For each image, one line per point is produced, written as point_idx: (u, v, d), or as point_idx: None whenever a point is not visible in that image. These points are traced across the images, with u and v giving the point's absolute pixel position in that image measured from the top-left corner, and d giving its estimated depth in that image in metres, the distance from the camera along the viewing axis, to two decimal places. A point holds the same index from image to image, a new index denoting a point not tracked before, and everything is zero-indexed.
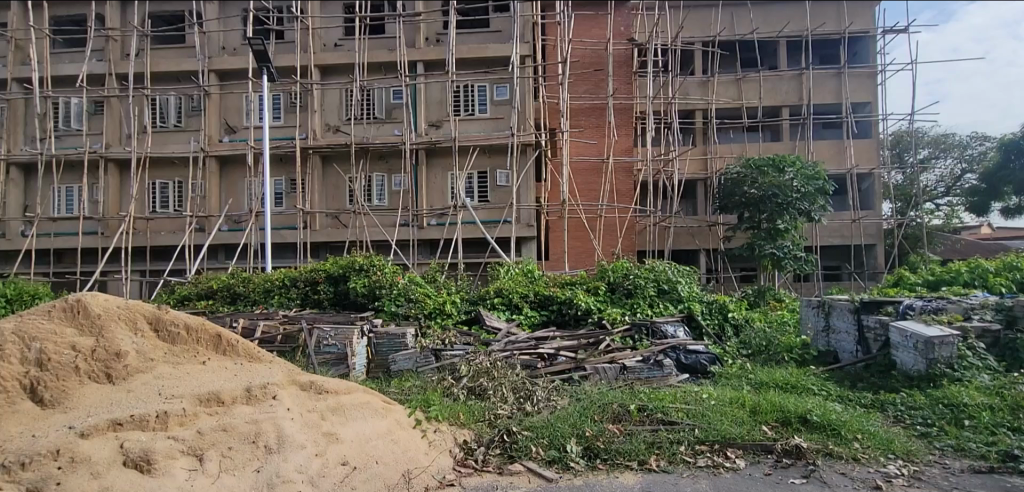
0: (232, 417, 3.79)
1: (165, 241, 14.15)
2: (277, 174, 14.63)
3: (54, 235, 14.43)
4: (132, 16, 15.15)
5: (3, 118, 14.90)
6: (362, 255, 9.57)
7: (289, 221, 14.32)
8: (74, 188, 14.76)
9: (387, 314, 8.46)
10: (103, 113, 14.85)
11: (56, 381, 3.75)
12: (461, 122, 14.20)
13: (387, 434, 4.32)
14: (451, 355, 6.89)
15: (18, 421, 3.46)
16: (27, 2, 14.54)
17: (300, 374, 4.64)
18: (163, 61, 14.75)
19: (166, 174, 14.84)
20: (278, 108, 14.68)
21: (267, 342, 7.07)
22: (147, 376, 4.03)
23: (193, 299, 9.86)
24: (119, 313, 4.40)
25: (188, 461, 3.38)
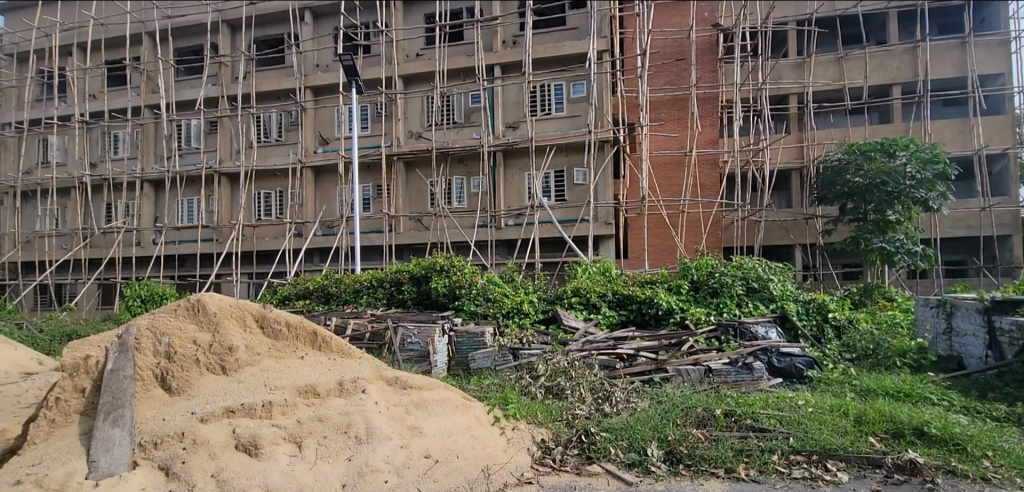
0: (327, 408, 4.09)
1: (269, 245, 15.50)
2: (365, 181, 15.54)
3: (179, 242, 16.29)
4: (240, 42, 16.77)
5: (138, 140, 17.08)
6: (443, 256, 9.93)
7: (376, 225, 15.14)
8: (194, 200, 16.58)
9: (467, 313, 8.71)
10: (216, 131, 16.54)
11: (181, 372, 4.25)
12: (537, 122, 14.28)
13: (467, 430, 4.46)
14: (529, 355, 6.96)
15: (152, 405, 3.97)
16: (156, 38, 16.57)
17: (387, 369, 4.90)
18: (266, 81, 16.17)
19: (269, 185, 16.25)
20: (366, 118, 15.58)
21: (357, 339, 7.54)
22: (255, 369, 4.46)
23: (293, 298, 10.75)
24: (231, 311, 4.86)
25: (289, 448, 3.70)
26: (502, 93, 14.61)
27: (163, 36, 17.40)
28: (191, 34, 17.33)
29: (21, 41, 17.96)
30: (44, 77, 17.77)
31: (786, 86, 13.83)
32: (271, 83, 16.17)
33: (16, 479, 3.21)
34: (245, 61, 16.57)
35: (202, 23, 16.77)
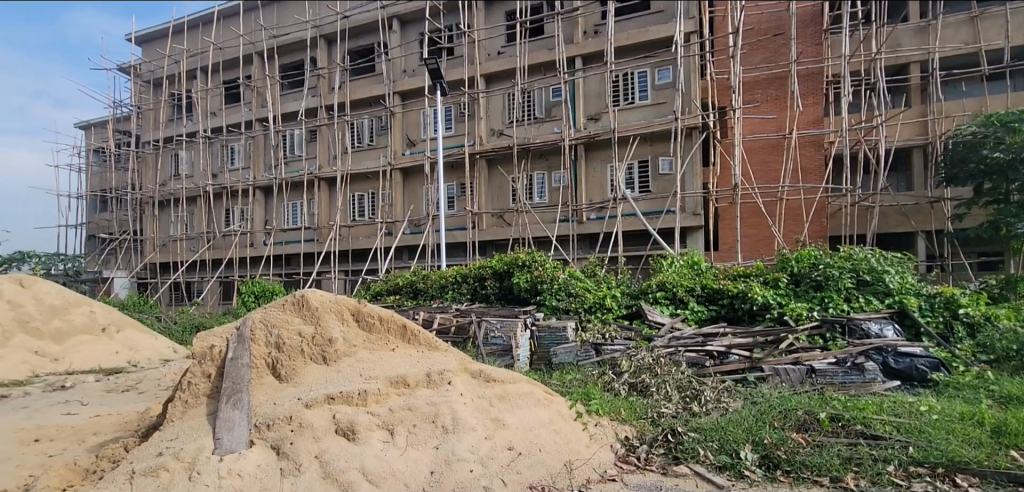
0: (416, 398, 4.31)
1: (363, 244, 16.53)
2: (450, 180, 16.07)
3: (285, 242, 17.85)
4: (336, 54, 17.98)
5: (250, 150, 18.90)
6: (525, 252, 10.03)
7: (460, 223, 15.63)
8: (297, 204, 18.08)
9: (549, 308, 8.74)
10: (315, 139, 17.88)
11: (288, 361, 4.66)
12: (620, 112, 13.95)
13: (550, 424, 4.48)
14: (612, 351, 6.85)
15: (265, 390, 4.41)
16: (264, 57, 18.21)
17: (472, 362, 5.06)
18: (359, 89, 17.21)
19: (363, 187, 17.32)
20: (450, 119, 16.10)
21: (443, 333, 7.83)
22: (352, 359, 4.80)
23: (384, 294, 11.41)
24: (331, 305, 5.19)
25: (382, 434, 3.95)
26: (583, 85, 14.44)
27: (270, 55, 19.11)
28: (294, 51, 18.86)
29: (157, 69, 20.54)
30: (175, 99, 20.21)
31: (905, 54, 12.36)
32: (363, 91, 17.19)
33: (158, 450, 3.68)
34: (340, 72, 17.75)
35: (303, 39, 18.20)
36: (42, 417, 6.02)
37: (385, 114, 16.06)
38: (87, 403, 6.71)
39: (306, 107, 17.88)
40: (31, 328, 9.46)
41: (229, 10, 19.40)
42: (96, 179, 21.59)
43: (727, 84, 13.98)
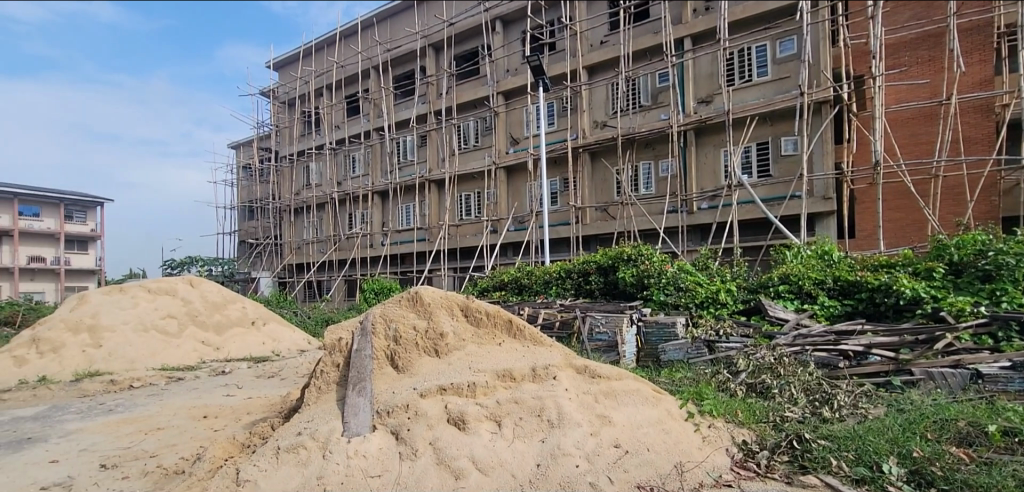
0: (522, 391, 4.41)
1: (471, 242, 17.20)
2: (553, 176, 16.14)
3: (401, 242, 19.14)
4: (444, 61, 18.86)
5: (369, 158, 20.51)
6: (631, 246, 9.78)
7: (563, 218, 15.66)
8: (410, 206, 19.28)
9: (656, 304, 8.43)
10: (426, 144, 18.93)
11: (405, 354, 5.01)
12: (735, 92, 13.02)
13: (658, 423, 4.34)
14: (727, 348, 6.43)
15: (386, 380, 4.78)
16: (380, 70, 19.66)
17: (576, 357, 5.05)
18: (466, 92, 17.89)
19: (469, 187, 18.01)
20: (552, 114, 16.16)
21: (547, 328, 7.91)
22: (462, 353, 5.04)
23: (491, 290, 11.80)
24: (442, 301, 5.48)
25: (490, 426, 4.10)
26: (693, 67, 13.67)
27: (385, 67, 20.57)
28: (406, 62, 20.11)
29: (291, 90, 23.05)
30: (306, 117, 22.55)
31: None
32: (469, 94, 17.85)
33: (297, 430, 4.11)
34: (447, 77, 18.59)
35: (414, 50, 19.34)
36: (208, 397, 7.05)
37: (489, 114, 16.55)
38: (241, 387, 7.76)
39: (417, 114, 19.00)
40: (200, 321, 11.11)
41: (349, 30, 21.18)
42: (245, 191, 24.79)
43: (864, 49, 12.41)
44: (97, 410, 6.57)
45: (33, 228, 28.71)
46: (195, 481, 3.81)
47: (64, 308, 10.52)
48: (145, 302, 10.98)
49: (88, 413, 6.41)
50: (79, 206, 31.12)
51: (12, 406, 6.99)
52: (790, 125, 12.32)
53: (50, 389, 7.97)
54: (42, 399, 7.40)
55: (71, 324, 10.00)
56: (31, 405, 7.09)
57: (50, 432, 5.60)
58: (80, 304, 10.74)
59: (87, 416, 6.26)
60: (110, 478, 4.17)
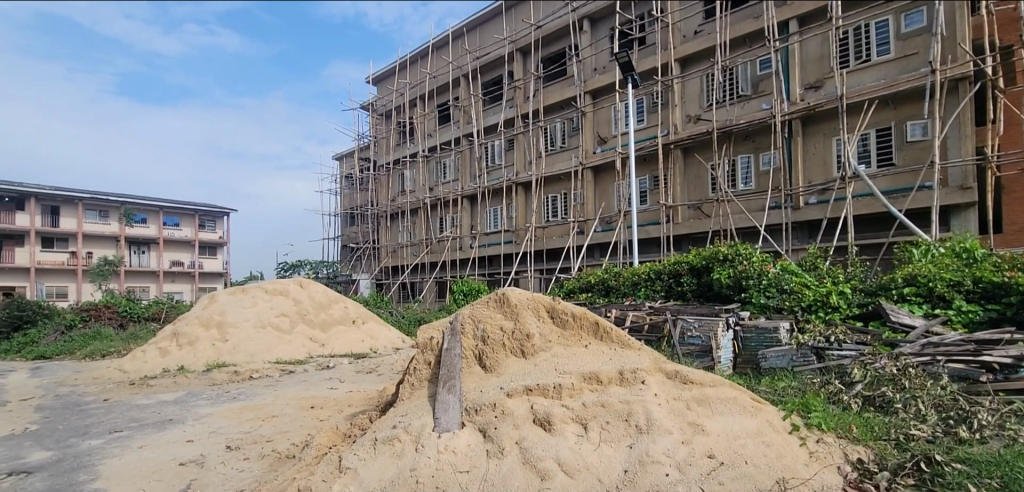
0: (609, 394, 4.34)
1: (557, 243, 17.20)
2: (642, 174, 15.69)
3: (489, 245, 19.59)
4: (531, 64, 19.06)
5: (458, 164, 21.25)
6: (727, 245, 9.25)
7: (654, 217, 15.15)
8: (497, 209, 19.68)
9: (756, 307, 7.86)
10: (513, 148, 19.22)
11: (492, 354, 5.12)
12: (850, 75, 11.86)
13: (758, 435, 4.05)
14: (841, 356, 5.92)
15: (475, 378, 4.92)
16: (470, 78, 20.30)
17: (666, 361, 4.88)
18: (553, 94, 17.95)
19: (556, 189, 18.04)
20: (642, 111, 15.74)
21: (635, 330, 7.70)
22: (548, 354, 5.06)
23: (577, 291, 11.73)
24: (528, 303, 5.54)
25: (576, 428, 4.07)
26: (799, 50, 12.63)
27: (474, 75, 21.22)
28: (494, 68, 20.60)
29: (387, 103, 24.51)
30: (401, 127, 23.85)
31: None
32: (555, 96, 17.89)
33: (392, 423, 4.31)
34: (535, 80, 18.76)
35: (502, 56, 19.76)
36: (315, 390, 7.69)
37: (576, 114, 16.47)
38: (343, 381, 8.37)
39: (505, 118, 19.38)
40: (308, 319, 12.13)
41: (441, 41, 22.08)
42: (346, 199, 26.73)
43: (1012, 15, 10.75)
44: (224, 397, 7.41)
45: (175, 236, 33.07)
46: (303, 465, 4.14)
47: (198, 307, 11.97)
48: (263, 302, 12.19)
49: (217, 400, 7.24)
50: (210, 216, 35.35)
51: (159, 391, 8.07)
52: (919, 106, 10.94)
53: (188, 377, 9.10)
54: (182, 386, 8.47)
55: (204, 320, 11.35)
56: (174, 390, 8.15)
57: (187, 415, 6.39)
58: (211, 303, 12.17)
59: (216, 402, 7.08)
60: (234, 459, 4.67)
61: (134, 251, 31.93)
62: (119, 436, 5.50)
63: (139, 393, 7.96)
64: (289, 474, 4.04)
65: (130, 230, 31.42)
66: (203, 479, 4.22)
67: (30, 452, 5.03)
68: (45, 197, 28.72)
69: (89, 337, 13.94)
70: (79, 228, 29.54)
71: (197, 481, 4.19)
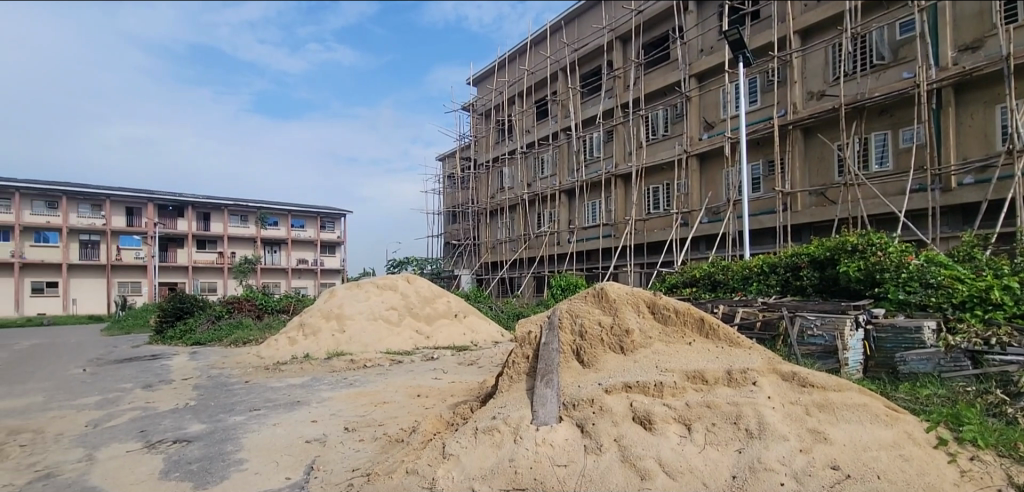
0: (715, 395, 4.12)
1: (659, 236, 16.59)
2: (754, 159, 14.60)
3: (587, 239, 19.38)
4: (631, 51, 18.51)
5: (556, 158, 21.28)
6: (855, 235, 8.31)
7: (769, 206, 14.02)
8: (596, 203, 19.43)
9: (893, 304, 6.86)
10: (613, 139, 18.82)
11: (590, 349, 5.07)
12: (1019, 30, 10.05)
13: (894, 447, 3.60)
14: (1003, 362, 4.97)
15: (573, 373, 4.90)
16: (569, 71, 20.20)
17: (780, 362, 4.53)
18: (655, 80, 17.28)
19: (657, 179, 17.39)
20: (755, 91, 14.61)
21: (746, 328, 7.18)
22: (649, 351, 4.91)
23: (680, 286, 11.26)
24: (627, 298, 5.44)
25: (679, 428, 3.91)
26: None
27: (572, 68, 21.10)
28: (592, 59, 20.32)
29: (487, 102, 25.21)
30: (500, 125, 24.40)
31: None
32: (657, 82, 17.20)
33: (492, 414, 4.43)
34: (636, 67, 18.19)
35: (601, 46, 19.40)
36: (421, 379, 8.17)
37: (681, 100, 15.73)
38: (447, 372, 8.79)
39: (604, 109, 19.03)
40: (415, 312, 12.90)
41: (539, 37, 22.20)
42: (449, 198, 27.95)
43: None
44: (343, 383, 8.13)
45: (301, 237, 36.83)
46: (411, 449, 4.42)
47: (321, 301, 13.23)
48: (375, 296, 13.16)
49: (337, 385, 7.96)
50: (330, 218, 38.81)
51: (290, 375, 9.05)
52: None
53: (313, 364, 10.11)
54: (308, 371, 9.42)
55: (326, 313, 12.51)
56: (301, 375, 9.09)
57: (312, 398, 7.11)
58: (331, 297, 13.38)
59: (338, 387, 7.78)
60: (350, 440, 5.11)
61: (269, 251, 36.04)
62: (258, 414, 6.27)
63: (274, 377, 9.00)
64: (398, 456, 4.33)
65: (265, 231, 35.57)
66: (325, 456, 4.67)
67: (190, 424, 5.91)
68: (199, 205, 33.66)
69: (234, 326, 16.01)
70: (225, 232, 34.14)
71: (320, 457, 4.64)
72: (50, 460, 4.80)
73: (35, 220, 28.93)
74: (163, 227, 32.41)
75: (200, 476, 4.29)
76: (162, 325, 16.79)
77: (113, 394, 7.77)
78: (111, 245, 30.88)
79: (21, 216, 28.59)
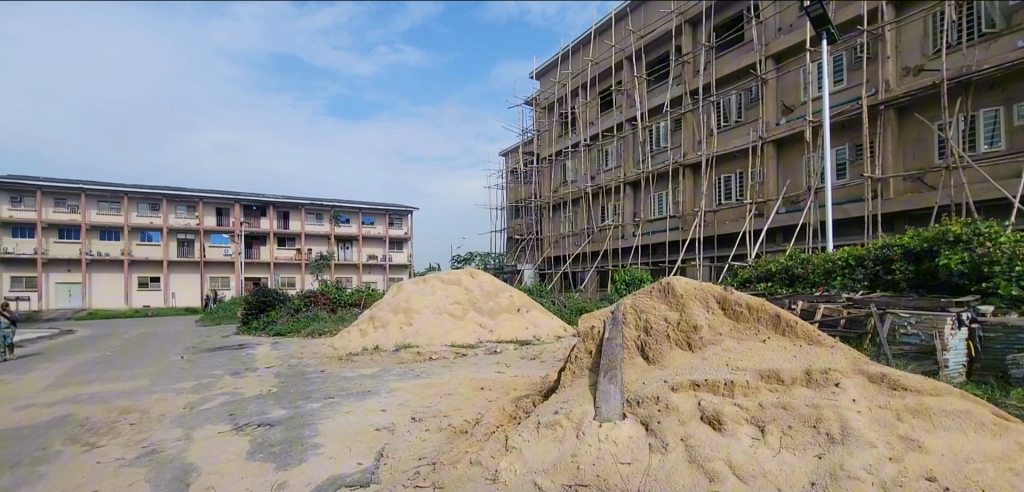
0: (792, 396, 3.88)
1: (731, 228, 15.85)
2: (838, 144, 13.56)
3: (653, 233, 18.88)
4: (702, 35, 17.72)
5: (620, 149, 20.85)
6: (958, 224, 7.52)
7: (857, 193, 12.99)
8: (663, 195, 18.86)
9: (1005, 300, 6.13)
10: (681, 128, 18.15)
11: (656, 345, 4.94)
12: None
13: (1002, 460, 3.24)
14: None
15: (637, 370, 4.80)
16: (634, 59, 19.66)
17: (866, 362, 4.20)
18: (727, 64, 16.47)
19: (730, 169, 16.61)
20: (841, 69, 13.51)
21: (828, 325, 6.71)
22: (718, 348, 4.72)
23: (754, 281, 10.74)
24: (696, 293, 5.25)
25: (751, 430, 3.73)
26: None
27: (638, 56, 20.53)
28: (660, 45, 19.68)
29: (550, 95, 25.10)
30: (562, 118, 24.24)
31: None
32: (730, 66, 16.36)
33: (554, 409, 4.43)
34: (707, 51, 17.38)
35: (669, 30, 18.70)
36: (485, 372, 8.31)
37: (756, 83, 14.89)
38: (510, 366, 8.90)
39: (672, 97, 18.39)
40: (479, 307, 13.15)
41: (603, 26, 21.77)
42: (511, 193, 28.17)
43: None
44: (410, 374, 8.43)
45: (371, 234, 38.50)
46: (474, 440, 4.52)
47: (390, 295, 13.78)
48: (441, 291, 13.53)
49: (405, 376, 8.27)
50: (398, 215, 40.27)
51: (362, 366, 9.51)
52: None
53: (382, 355, 10.56)
54: (378, 362, 9.86)
55: (395, 307, 13.02)
56: (372, 366, 9.53)
57: (381, 388, 7.44)
58: (399, 291, 13.90)
59: (406, 378, 8.10)
60: (417, 429, 5.30)
61: (342, 247, 37.96)
62: (333, 402, 6.65)
63: (347, 367, 9.50)
64: (463, 447, 4.44)
65: (338, 229, 37.52)
66: (393, 444, 4.88)
67: (273, 409, 6.37)
68: (279, 204, 36.03)
69: (311, 318, 17.04)
70: (302, 229, 36.35)
71: (389, 445, 4.85)
72: (155, 438, 5.34)
73: (140, 221, 32.11)
74: (248, 226, 34.98)
75: (281, 458, 4.62)
76: (248, 317, 18.17)
77: (207, 380, 8.51)
78: (204, 243, 33.74)
79: (129, 218, 31.83)
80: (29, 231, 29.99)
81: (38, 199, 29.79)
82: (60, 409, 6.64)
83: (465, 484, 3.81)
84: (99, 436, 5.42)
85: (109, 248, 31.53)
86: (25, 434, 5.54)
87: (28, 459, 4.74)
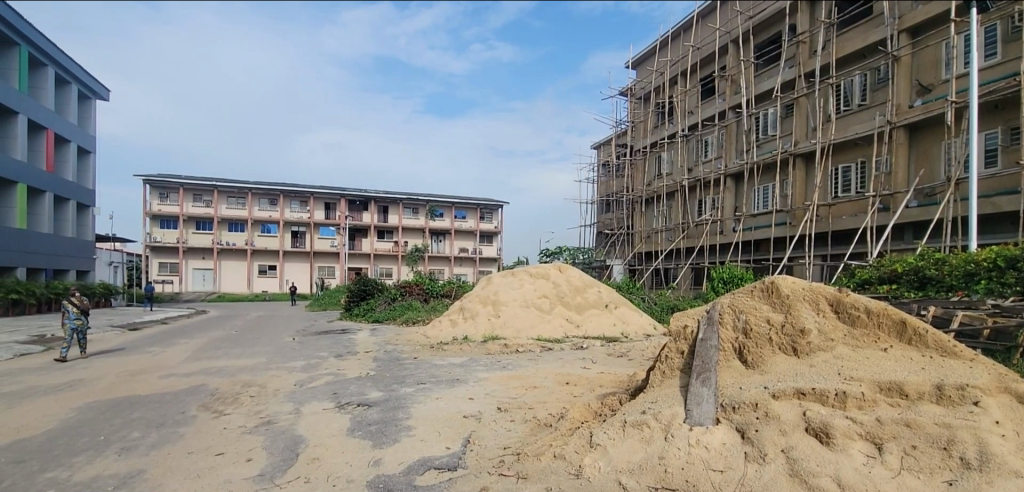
0: (917, 413, 3.45)
1: (848, 223, 14.42)
2: (988, 127, 11.75)
3: (756, 227, 17.69)
4: (820, 12, 16.19)
5: (722, 139, 19.72)
6: None
7: (1010, 184, 11.17)
8: (769, 187, 17.60)
9: None
10: (792, 114, 16.77)
11: (756, 349, 4.63)
12: None
13: None
14: None
15: (733, 373, 4.52)
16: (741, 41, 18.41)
17: (1014, 379, 3.62)
18: (851, 42, 14.89)
19: (849, 158, 15.08)
20: (993, 42, 11.68)
21: (968, 336, 5.84)
22: (829, 355, 4.30)
23: (875, 282, 9.72)
24: (804, 294, 4.84)
25: (866, 447, 3.36)
26: None
27: (745, 38, 19.23)
28: (771, 25, 18.27)
29: (646, 85, 24.22)
30: (659, 108, 23.45)
31: None
32: (854, 44, 14.76)
33: (642, 409, 4.29)
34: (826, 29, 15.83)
35: (783, 9, 17.29)
36: (570, 367, 8.29)
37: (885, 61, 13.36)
38: (596, 362, 8.81)
39: (783, 81, 17.03)
40: (565, 301, 13.14)
41: (708, 8, 20.62)
42: (602, 186, 27.77)
43: None
44: (498, 365, 8.62)
45: (463, 227, 39.78)
46: (558, 434, 4.54)
47: (479, 287, 14.19)
48: (529, 284, 13.75)
49: (491, 367, 8.49)
50: (489, 210, 41.19)
51: (451, 355, 9.90)
52: None
53: (471, 346, 10.92)
54: (467, 352, 10.22)
55: (485, 299, 13.37)
56: (460, 355, 9.89)
57: (470, 377, 7.70)
58: (489, 284, 14.23)
59: (493, 369, 8.29)
60: (502, 419, 5.43)
61: (435, 239, 39.78)
62: (425, 387, 7.00)
63: (438, 355, 9.93)
64: (547, 440, 4.48)
65: (433, 222, 39.35)
66: (480, 431, 5.04)
67: (371, 391, 6.83)
68: (380, 199, 38.51)
69: (405, 307, 18.02)
70: (399, 223, 38.62)
71: (475, 432, 5.02)
72: (270, 410, 5.95)
73: (261, 214, 35.82)
74: (352, 219, 37.77)
75: (378, 437, 4.94)
76: (350, 304, 19.59)
77: (314, 361, 9.32)
78: (314, 235, 36.83)
79: (252, 212, 35.66)
80: (173, 223, 34.68)
81: (181, 194, 34.25)
82: (194, 380, 7.60)
83: (549, 477, 3.83)
84: (226, 405, 6.16)
85: (235, 238, 35.46)
86: (167, 399, 6.43)
87: (172, 421, 5.50)
